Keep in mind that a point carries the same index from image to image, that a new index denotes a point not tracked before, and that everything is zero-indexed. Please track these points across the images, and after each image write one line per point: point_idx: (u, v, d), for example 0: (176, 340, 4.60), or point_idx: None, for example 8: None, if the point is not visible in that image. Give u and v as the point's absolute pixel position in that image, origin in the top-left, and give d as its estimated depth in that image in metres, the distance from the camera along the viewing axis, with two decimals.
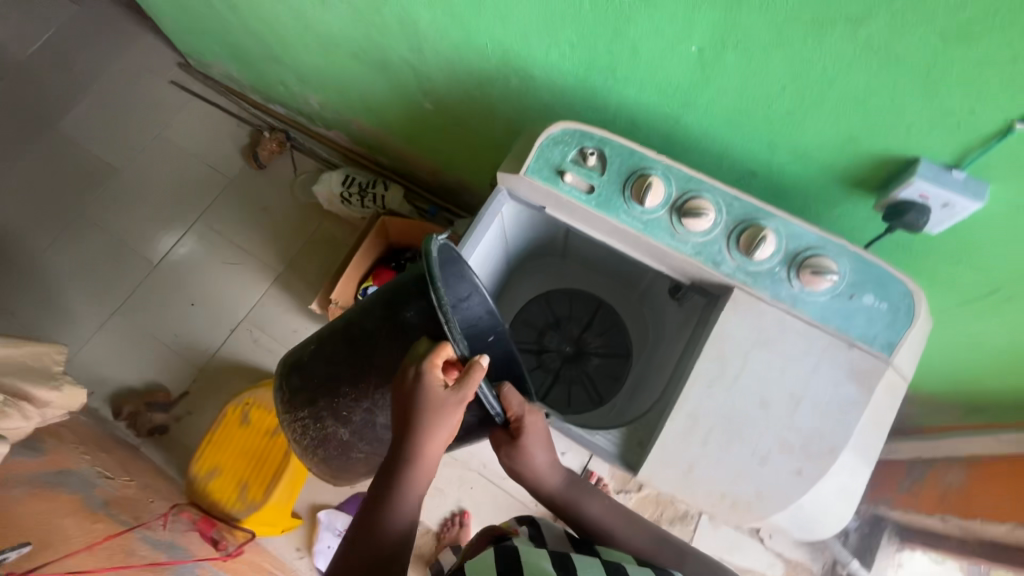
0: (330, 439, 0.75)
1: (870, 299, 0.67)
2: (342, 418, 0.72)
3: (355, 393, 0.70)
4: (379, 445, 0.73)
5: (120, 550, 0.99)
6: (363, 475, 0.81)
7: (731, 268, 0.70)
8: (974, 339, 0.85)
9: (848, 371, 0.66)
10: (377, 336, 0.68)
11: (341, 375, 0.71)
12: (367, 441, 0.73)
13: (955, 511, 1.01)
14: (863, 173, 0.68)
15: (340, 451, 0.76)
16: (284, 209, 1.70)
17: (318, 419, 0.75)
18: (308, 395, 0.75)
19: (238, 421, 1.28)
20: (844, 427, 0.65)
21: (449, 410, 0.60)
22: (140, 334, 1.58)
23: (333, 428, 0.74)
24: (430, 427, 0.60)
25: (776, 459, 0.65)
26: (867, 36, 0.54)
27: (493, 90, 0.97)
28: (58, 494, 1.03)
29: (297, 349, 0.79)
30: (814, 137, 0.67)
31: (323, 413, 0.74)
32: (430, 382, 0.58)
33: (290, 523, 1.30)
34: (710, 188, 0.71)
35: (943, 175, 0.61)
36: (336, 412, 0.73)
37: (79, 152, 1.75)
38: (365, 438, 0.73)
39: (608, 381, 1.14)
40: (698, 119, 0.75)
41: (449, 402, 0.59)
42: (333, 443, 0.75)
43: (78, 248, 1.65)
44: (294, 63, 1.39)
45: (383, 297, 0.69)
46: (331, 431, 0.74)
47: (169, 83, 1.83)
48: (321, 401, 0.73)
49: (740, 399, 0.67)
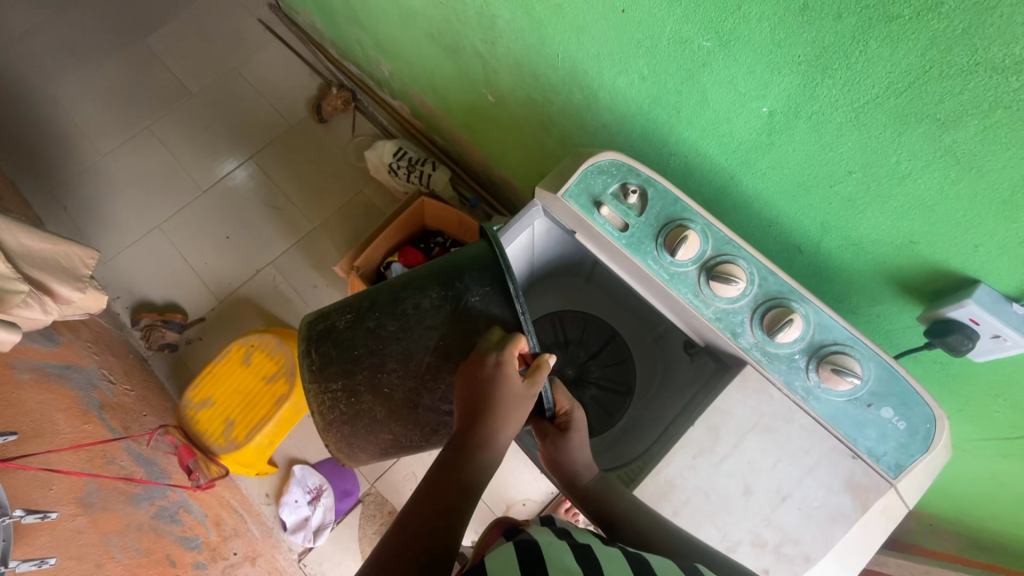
0: (361, 416, 0.70)
1: (889, 413, 0.62)
2: (382, 395, 0.68)
3: (400, 370, 0.66)
4: (414, 428, 0.69)
5: (100, 455, 1.03)
6: (379, 457, 0.76)
7: (749, 343, 0.67)
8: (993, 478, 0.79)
9: (844, 481, 0.62)
10: (432, 313, 0.66)
11: (386, 351, 0.67)
12: (402, 422, 0.69)
13: None
14: (913, 279, 0.63)
15: (368, 431, 0.71)
16: (333, 166, 1.73)
17: (352, 393, 0.69)
18: (341, 368, 0.69)
19: (239, 360, 1.31)
20: (825, 539, 0.61)
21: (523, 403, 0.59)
22: (173, 253, 1.64)
23: (368, 405, 0.69)
24: (504, 416, 0.58)
25: (745, 552, 0.62)
26: (952, 142, 0.50)
27: (555, 100, 0.95)
28: (59, 387, 1.07)
29: (324, 316, 0.72)
30: (870, 230, 0.63)
31: (359, 388, 0.68)
32: (514, 368, 0.57)
33: (263, 469, 1.33)
34: (748, 255, 0.68)
35: (1001, 305, 0.56)
36: (375, 388, 0.68)
37: (159, 67, 1.82)
38: (401, 418, 0.69)
39: (602, 415, 1.11)
40: (754, 181, 0.71)
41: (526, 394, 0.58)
42: (363, 420, 0.70)
43: (136, 158, 1.72)
44: (374, 29, 1.40)
45: (437, 277, 0.68)
46: (364, 408, 0.69)
47: (257, 21, 1.88)
48: (358, 375, 0.68)
49: (723, 480, 0.63)
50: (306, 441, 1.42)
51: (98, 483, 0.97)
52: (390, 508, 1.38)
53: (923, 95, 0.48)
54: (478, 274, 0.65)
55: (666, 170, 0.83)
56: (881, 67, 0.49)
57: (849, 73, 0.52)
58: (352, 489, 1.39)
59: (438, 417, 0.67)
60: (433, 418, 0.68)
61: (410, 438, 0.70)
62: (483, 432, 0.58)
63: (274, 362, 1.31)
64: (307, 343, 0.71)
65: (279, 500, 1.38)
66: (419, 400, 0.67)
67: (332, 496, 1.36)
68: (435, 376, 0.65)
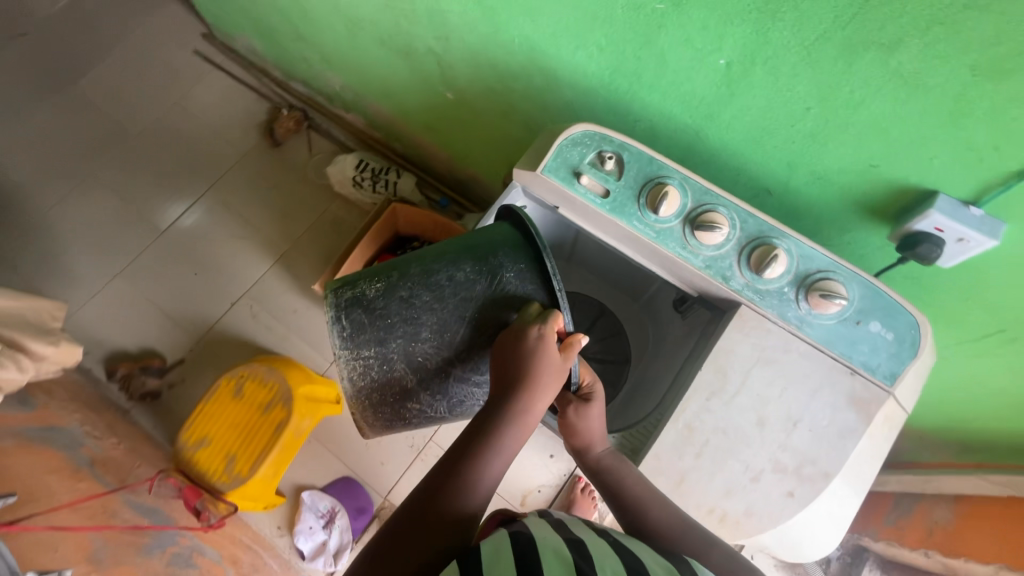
0: (391, 386, 0.73)
1: (877, 327, 0.67)
2: (414, 364, 0.71)
3: (431, 341, 0.69)
4: (442, 399, 0.73)
5: (102, 510, 1.00)
6: (404, 429, 0.79)
7: (741, 284, 0.70)
8: (973, 380, 0.85)
9: (847, 397, 0.66)
10: (466, 286, 0.69)
11: (420, 320, 0.70)
12: (431, 392, 0.72)
13: (939, 548, 1.02)
14: (879, 200, 0.68)
15: (395, 401, 0.74)
16: (295, 188, 1.70)
17: (384, 362, 0.72)
18: (375, 335, 0.72)
19: (231, 394, 1.28)
20: (839, 453, 0.65)
21: (556, 378, 0.60)
22: (140, 298, 1.58)
23: (400, 374, 0.72)
24: (532, 391, 0.59)
25: (768, 479, 0.65)
26: (898, 64, 0.54)
27: (515, 86, 0.97)
28: (44, 450, 1.02)
29: (354, 285, 0.75)
30: (834, 161, 0.67)
31: (390, 357, 0.71)
32: (553, 343, 0.60)
33: (272, 500, 1.29)
34: (726, 202, 0.71)
35: (961, 210, 0.61)
36: (408, 358, 0.71)
37: (95, 112, 1.75)
38: (430, 389, 0.72)
39: (605, 386, 1.13)
40: (720, 133, 0.75)
41: (559, 370, 0.60)
42: (393, 390, 0.73)
43: (85, 207, 1.65)
44: (319, 43, 1.39)
45: (469, 251, 0.71)
46: (396, 377, 0.72)
47: (192, 52, 1.83)
48: (391, 343, 0.71)
49: (737, 416, 0.66)
50: (312, 465, 1.39)
51: (104, 538, 0.94)
52: None
53: (866, 24, 0.53)
54: (511, 251, 0.69)
55: (634, 137, 0.86)
56: (825, 3, 0.53)
57: (798, 12, 0.55)
58: (366, 506, 1.36)
59: (465, 388, 0.71)
60: (461, 389, 0.71)
61: (435, 409, 0.75)
62: (510, 408, 0.59)
63: (267, 390, 1.29)
64: (336, 311, 0.74)
65: (292, 530, 1.34)
66: (450, 371, 0.70)
67: (346, 517, 1.33)
68: (467, 349, 0.69)
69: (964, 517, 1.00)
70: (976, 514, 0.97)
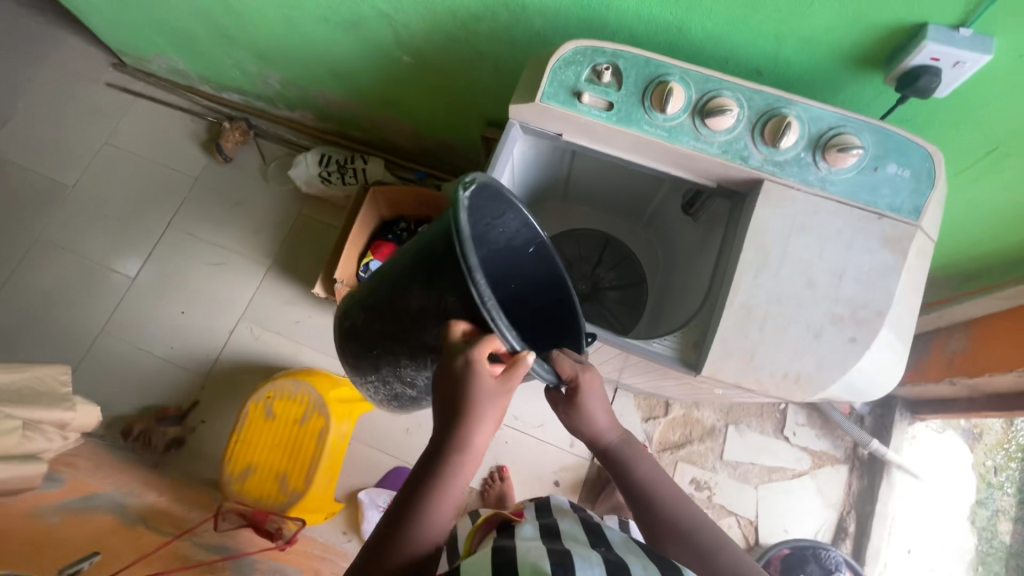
0: (400, 397, 0.80)
1: (894, 168, 0.70)
2: (405, 381, 0.75)
3: (405, 362, 0.72)
4: None
5: (174, 556, 0.97)
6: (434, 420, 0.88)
7: (760, 161, 0.72)
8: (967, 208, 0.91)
9: (881, 239, 0.70)
10: (416, 306, 0.66)
11: (393, 344, 0.72)
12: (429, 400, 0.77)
13: (962, 373, 1.12)
14: (870, 49, 0.70)
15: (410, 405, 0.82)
16: (261, 201, 1.63)
17: (384, 381, 0.79)
18: (369, 360, 0.78)
19: (262, 416, 1.25)
20: (886, 292, 0.69)
21: (498, 405, 0.58)
22: (133, 351, 1.50)
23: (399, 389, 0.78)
24: (471, 420, 0.57)
25: (829, 332, 0.68)
26: None
27: (480, 30, 0.95)
28: (93, 516, 0.98)
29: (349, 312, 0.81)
30: (823, 20, 0.69)
31: (384, 376, 0.78)
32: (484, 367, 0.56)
33: (332, 508, 1.30)
34: (728, 85, 0.72)
35: (952, 36, 0.64)
36: (397, 376, 0.75)
37: (21, 172, 1.62)
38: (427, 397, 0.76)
39: (627, 309, 1.17)
40: (703, 23, 0.75)
41: (500, 397, 0.57)
42: (403, 400, 0.81)
43: (42, 274, 1.54)
44: (251, 40, 1.31)
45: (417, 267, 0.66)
46: (398, 392, 0.79)
47: (107, 86, 1.70)
48: (381, 366, 0.76)
49: (787, 283, 0.70)
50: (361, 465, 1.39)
51: None
52: (468, 489, 1.39)
53: None
54: (444, 262, 0.61)
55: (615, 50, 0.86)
56: None
57: None
58: None
59: None
60: None
61: None
62: (451, 445, 0.58)
63: (299, 403, 1.26)
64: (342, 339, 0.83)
65: (359, 532, 1.34)
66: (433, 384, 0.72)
67: None
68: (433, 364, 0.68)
69: (978, 339, 1.10)
70: (991, 333, 1.07)
